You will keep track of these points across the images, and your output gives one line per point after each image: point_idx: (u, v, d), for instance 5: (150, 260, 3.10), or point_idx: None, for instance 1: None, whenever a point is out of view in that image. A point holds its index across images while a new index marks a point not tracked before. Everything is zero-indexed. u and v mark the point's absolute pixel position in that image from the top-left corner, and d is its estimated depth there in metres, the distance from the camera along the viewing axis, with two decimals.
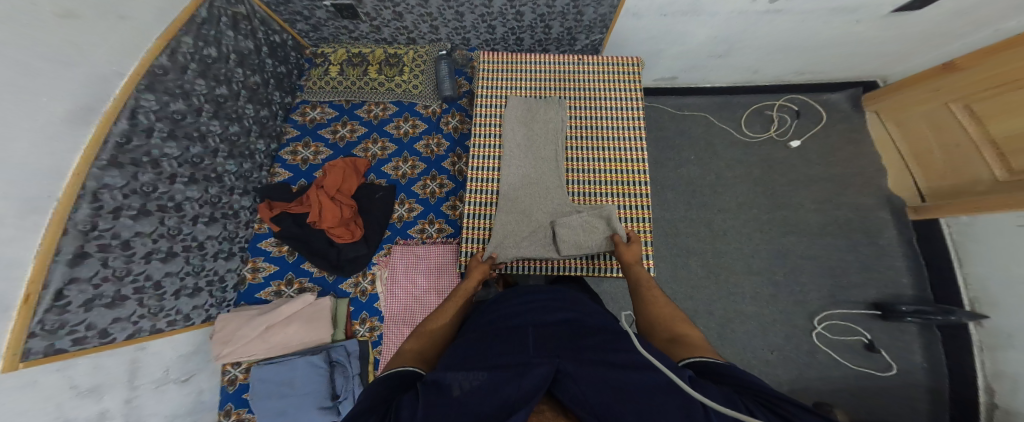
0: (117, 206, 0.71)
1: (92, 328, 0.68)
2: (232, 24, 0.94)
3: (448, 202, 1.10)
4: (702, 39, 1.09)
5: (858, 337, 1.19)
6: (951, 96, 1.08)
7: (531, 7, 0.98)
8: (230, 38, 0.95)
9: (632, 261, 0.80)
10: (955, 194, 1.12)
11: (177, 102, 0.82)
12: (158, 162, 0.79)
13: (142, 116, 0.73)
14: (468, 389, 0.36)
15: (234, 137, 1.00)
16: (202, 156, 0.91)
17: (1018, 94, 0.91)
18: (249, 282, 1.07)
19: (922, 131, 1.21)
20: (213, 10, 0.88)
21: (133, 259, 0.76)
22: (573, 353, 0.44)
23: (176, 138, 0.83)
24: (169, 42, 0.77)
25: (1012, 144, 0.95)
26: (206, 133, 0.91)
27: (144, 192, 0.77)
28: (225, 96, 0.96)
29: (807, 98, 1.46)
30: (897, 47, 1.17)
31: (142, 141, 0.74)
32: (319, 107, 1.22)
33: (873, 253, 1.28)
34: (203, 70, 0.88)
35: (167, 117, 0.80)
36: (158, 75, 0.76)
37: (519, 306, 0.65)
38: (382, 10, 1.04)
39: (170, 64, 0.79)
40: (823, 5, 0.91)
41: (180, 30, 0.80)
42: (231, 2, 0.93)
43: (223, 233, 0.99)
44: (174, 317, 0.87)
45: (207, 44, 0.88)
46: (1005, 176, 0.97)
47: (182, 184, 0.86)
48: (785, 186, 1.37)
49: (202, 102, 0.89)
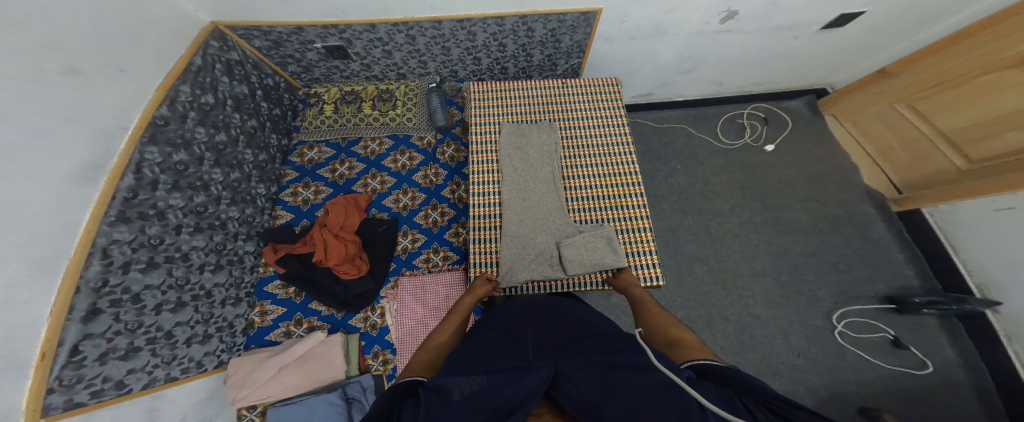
0: (126, 261, 0.68)
1: (108, 381, 0.65)
2: (226, 69, 0.97)
3: (451, 230, 1.09)
4: (668, 58, 1.18)
5: (883, 334, 1.16)
6: (894, 98, 1.21)
7: (512, 38, 1.06)
8: (226, 85, 0.98)
9: (627, 287, 0.83)
10: (927, 184, 1.19)
11: (179, 153, 0.82)
12: (164, 214, 0.78)
13: (146, 169, 0.73)
14: (469, 395, 0.34)
15: (236, 183, 1.00)
16: (206, 204, 0.90)
17: (957, 92, 1.02)
18: (258, 326, 1.01)
19: (880, 131, 1.31)
20: (207, 57, 0.92)
21: (143, 312, 0.72)
22: (576, 355, 0.42)
23: (180, 188, 0.82)
24: (168, 92, 0.79)
25: (962, 135, 1.05)
26: (209, 181, 0.91)
27: (152, 244, 0.74)
28: (224, 143, 0.97)
29: (773, 105, 1.56)
30: (840, 57, 1.28)
31: (148, 194, 0.73)
32: (316, 147, 1.24)
33: (870, 245, 1.29)
34: (202, 118, 0.89)
35: (172, 168, 0.80)
36: (160, 126, 0.77)
37: (518, 312, 0.62)
38: (372, 49, 1.10)
39: (171, 113, 0.80)
40: (766, 23, 1.02)
41: (178, 79, 0.82)
42: (224, 49, 0.97)
43: (229, 279, 0.95)
44: (187, 365, 0.83)
45: (204, 92, 0.90)
46: (966, 165, 1.06)
47: (188, 234, 0.84)
48: (772, 187, 1.41)
49: (203, 150, 0.89)
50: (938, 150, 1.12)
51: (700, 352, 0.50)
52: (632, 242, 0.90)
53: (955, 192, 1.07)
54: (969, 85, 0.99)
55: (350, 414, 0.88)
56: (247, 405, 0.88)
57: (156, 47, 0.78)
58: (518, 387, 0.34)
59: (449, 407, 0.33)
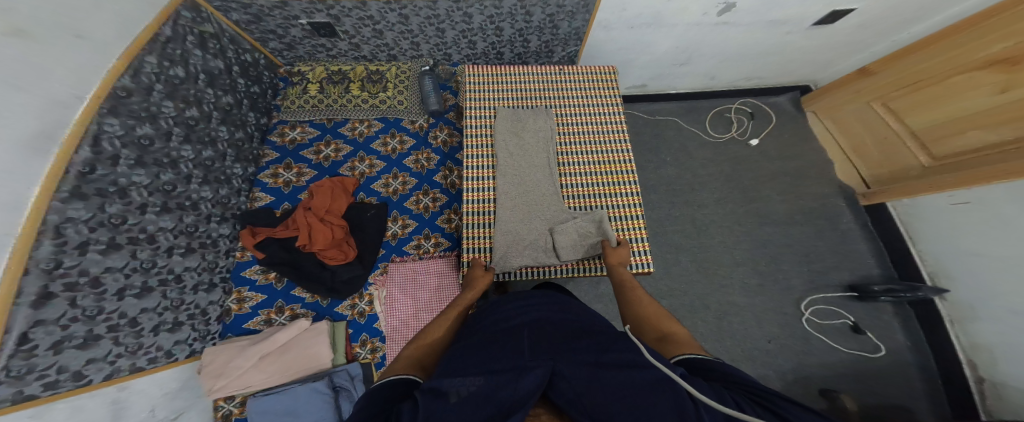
0: (83, 241, 0.63)
1: (65, 371, 0.60)
2: (198, 43, 0.90)
3: (443, 216, 1.07)
4: (664, 50, 1.19)
5: (844, 320, 1.25)
6: (871, 97, 1.28)
7: (510, 22, 1.03)
8: (197, 57, 0.90)
9: (616, 263, 0.81)
10: (894, 179, 1.27)
11: (143, 126, 0.76)
12: (126, 191, 0.72)
13: (105, 142, 0.67)
14: (468, 396, 0.33)
15: (209, 162, 0.94)
16: (175, 182, 0.85)
17: (928, 92, 1.10)
18: (236, 313, 0.97)
19: (856, 129, 1.38)
20: (178, 29, 0.84)
21: (104, 298, 0.68)
22: (572, 354, 0.41)
23: (144, 165, 0.76)
24: (132, 62, 0.72)
25: (930, 133, 1.13)
26: (178, 158, 0.85)
27: (112, 224, 0.69)
28: (196, 118, 0.91)
29: (758, 101, 1.60)
30: (823, 56, 1.34)
31: (108, 169, 0.68)
32: (298, 127, 1.17)
33: (839, 237, 1.38)
34: (169, 91, 0.83)
35: (134, 143, 0.74)
36: (121, 98, 0.70)
37: (517, 310, 0.60)
38: (362, 28, 1.05)
39: (134, 85, 0.73)
40: (761, 17, 1.04)
41: (142, 49, 0.74)
42: (196, 20, 0.89)
43: (202, 263, 0.91)
44: (156, 354, 0.79)
45: (173, 63, 0.83)
46: (930, 162, 1.14)
47: (155, 214, 0.79)
48: (753, 181, 1.47)
49: (171, 125, 0.83)
50: (906, 147, 1.20)
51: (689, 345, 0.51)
52: (626, 229, 0.92)
53: (917, 186, 1.15)
54: (939, 87, 1.07)
55: (337, 403, 0.87)
56: (227, 394, 0.86)
57: (125, 8, 0.71)
58: (517, 387, 0.34)
59: (447, 409, 0.31)
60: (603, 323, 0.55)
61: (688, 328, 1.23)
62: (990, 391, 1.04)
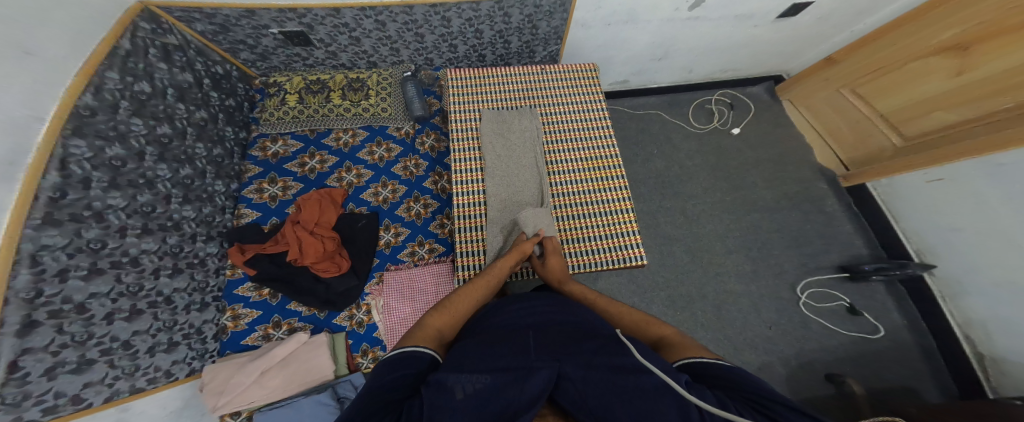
0: (62, 268, 0.61)
1: (62, 396, 0.59)
2: (163, 54, 0.89)
3: (435, 221, 1.06)
4: (640, 45, 1.22)
5: (840, 302, 1.27)
6: (840, 83, 1.33)
7: (488, 24, 1.05)
8: (163, 70, 0.89)
9: (558, 279, 0.79)
10: (870, 160, 1.31)
11: (113, 146, 0.74)
12: (103, 215, 0.70)
13: (74, 165, 0.65)
14: (475, 392, 0.32)
15: (187, 180, 0.93)
16: (154, 203, 0.82)
17: (893, 76, 1.15)
18: (232, 331, 0.93)
19: (830, 114, 1.43)
20: (138, 41, 0.83)
21: (93, 323, 0.65)
22: (575, 355, 0.40)
23: (119, 187, 0.74)
24: (92, 77, 0.70)
25: (899, 115, 1.18)
26: (154, 178, 0.83)
27: (92, 249, 0.67)
28: (169, 136, 0.89)
29: (735, 91, 1.65)
30: (792, 46, 1.40)
31: (80, 193, 0.66)
32: (280, 140, 1.16)
33: (825, 218, 1.41)
34: (137, 108, 0.81)
35: (105, 165, 0.72)
36: (85, 117, 0.68)
37: (521, 313, 0.57)
38: (338, 35, 1.05)
39: (97, 103, 0.71)
40: (730, 11, 1.08)
41: (102, 64, 0.73)
42: (157, 31, 0.88)
43: (191, 284, 0.88)
44: (154, 375, 0.77)
45: (136, 79, 0.82)
46: (902, 142, 1.19)
47: (136, 237, 0.77)
48: (739, 170, 1.50)
49: (143, 144, 0.81)
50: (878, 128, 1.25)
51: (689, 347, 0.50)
52: (617, 223, 0.93)
53: (890, 166, 1.20)
54: (903, 71, 1.12)
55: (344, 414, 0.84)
56: (229, 412, 0.83)
57: (76, 13, 0.69)
58: (524, 386, 0.33)
59: (453, 407, 0.30)
60: (600, 326, 0.54)
61: (689, 320, 1.24)
62: (993, 367, 1.04)
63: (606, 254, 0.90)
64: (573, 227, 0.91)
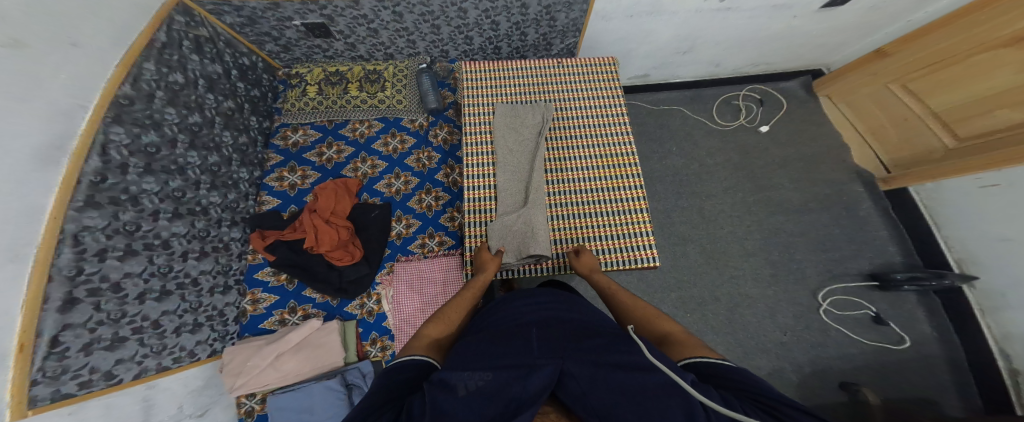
0: (101, 248, 0.66)
1: (96, 371, 0.63)
2: (195, 47, 0.92)
3: (446, 214, 1.08)
4: (664, 39, 1.16)
5: (865, 311, 1.21)
6: (887, 79, 1.22)
7: (505, 15, 1.02)
8: (196, 62, 0.93)
9: (588, 272, 0.80)
10: (917, 162, 1.22)
11: (148, 134, 0.78)
12: (137, 199, 0.75)
13: (114, 151, 0.70)
14: (476, 391, 0.32)
15: (215, 167, 0.97)
16: (183, 189, 0.87)
17: (951, 72, 1.04)
18: (251, 314, 0.99)
19: (873, 111, 1.32)
20: (173, 34, 0.86)
21: (126, 301, 0.70)
22: (580, 352, 0.39)
23: (153, 172, 0.79)
24: (131, 69, 0.74)
25: (954, 114, 1.08)
26: (184, 165, 0.88)
27: (127, 231, 0.72)
28: (199, 124, 0.93)
29: (767, 86, 1.55)
30: (834, 38, 1.29)
31: (118, 178, 0.70)
32: (300, 129, 1.19)
33: (857, 224, 1.32)
34: (171, 98, 0.85)
35: (141, 151, 0.76)
36: (124, 106, 0.73)
37: (524, 308, 0.58)
38: (357, 27, 1.05)
39: (136, 93, 0.76)
40: (765, 1, 1.00)
41: (140, 56, 0.77)
42: (191, 24, 0.91)
43: (216, 267, 0.93)
44: (179, 354, 0.82)
45: (172, 70, 0.85)
46: (954, 143, 1.10)
47: (167, 220, 0.82)
48: (764, 169, 1.43)
49: (175, 131, 0.86)
50: (929, 129, 1.15)
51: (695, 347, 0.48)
52: (629, 223, 0.91)
53: (944, 170, 1.10)
54: (963, 67, 1.01)
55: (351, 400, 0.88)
56: (246, 392, 0.88)
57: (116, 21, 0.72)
58: (529, 380, 0.32)
59: (455, 404, 0.30)
60: (609, 324, 0.53)
61: (698, 322, 1.21)
62: None
63: (615, 254, 0.88)
64: (583, 224, 0.90)
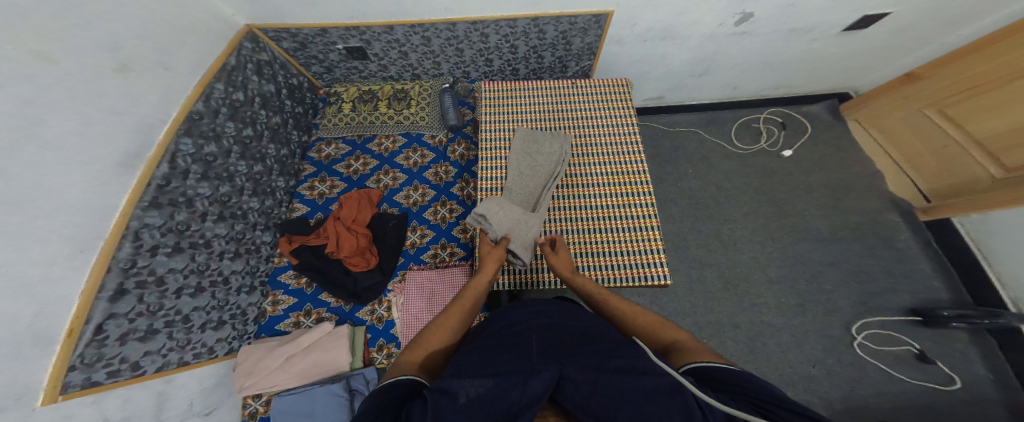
0: (155, 245, 0.72)
1: (125, 362, 0.67)
2: (256, 69, 1.03)
3: (459, 226, 1.10)
4: (679, 62, 1.19)
5: (906, 347, 1.11)
6: (922, 103, 1.19)
7: (523, 40, 1.08)
8: (255, 82, 1.03)
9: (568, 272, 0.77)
10: (959, 193, 1.15)
11: (210, 145, 0.87)
12: (192, 202, 0.82)
13: (180, 160, 0.78)
14: (477, 396, 0.31)
15: (259, 176, 1.04)
16: (230, 194, 0.94)
17: (987, 97, 1.01)
18: (270, 314, 1.03)
19: (908, 138, 1.28)
20: (241, 58, 0.98)
21: (166, 295, 0.75)
22: (582, 357, 0.37)
23: (208, 178, 0.87)
24: (205, 89, 0.85)
25: (997, 142, 1.02)
26: (234, 173, 0.96)
27: (178, 230, 0.78)
28: (250, 137, 1.01)
29: (789, 110, 1.53)
30: (859, 61, 1.27)
31: (179, 183, 0.78)
32: (333, 143, 1.27)
33: (894, 255, 1.24)
34: (232, 113, 0.94)
35: (202, 160, 0.85)
36: (195, 120, 0.82)
37: (527, 316, 0.57)
38: (390, 50, 1.14)
39: (205, 109, 0.85)
40: (782, 25, 1.02)
41: (214, 77, 0.88)
42: (255, 49, 1.03)
43: (246, 267, 0.98)
44: (199, 350, 0.85)
45: (236, 88, 0.95)
46: (1001, 174, 1.02)
47: (213, 222, 0.88)
48: (786, 194, 1.38)
49: (231, 143, 0.94)
50: (970, 156, 1.08)
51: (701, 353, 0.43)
52: (639, 241, 0.89)
53: (989, 200, 1.03)
54: (1000, 93, 0.98)
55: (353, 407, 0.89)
56: (253, 393, 0.90)
57: (197, 44, 0.86)
58: (529, 383, 0.32)
59: (454, 411, 0.29)
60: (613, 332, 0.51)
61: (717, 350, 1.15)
62: None
63: (626, 271, 0.87)
64: (593, 241, 0.90)
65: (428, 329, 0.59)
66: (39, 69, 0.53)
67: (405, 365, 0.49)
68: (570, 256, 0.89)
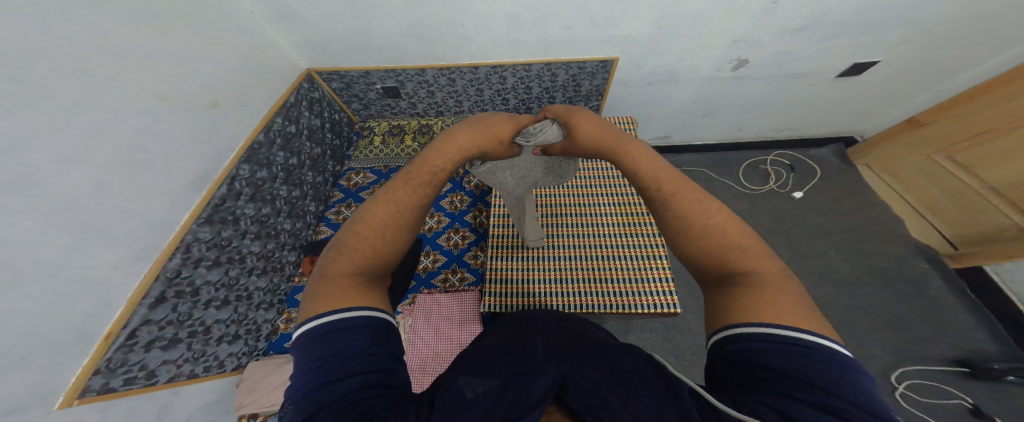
0: (199, 257, 0.78)
1: (146, 368, 0.68)
2: (308, 105, 1.15)
3: (470, 252, 1.11)
4: (683, 103, 1.27)
5: (957, 400, 0.99)
6: (930, 150, 1.23)
7: (538, 82, 1.19)
8: (306, 116, 1.14)
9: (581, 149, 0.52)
10: (987, 242, 1.13)
11: (262, 171, 0.96)
12: (238, 221, 0.88)
13: (238, 183, 0.87)
14: (485, 392, 0.30)
15: (295, 200, 1.10)
16: (270, 216, 1.00)
17: (1006, 143, 1.04)
18: (281, 332, 1.03)
19: (920, 183, 1.29)
20: (299, 97, 1.11)
21: (196, 305, 0.78)
22: (590, 356, 0.35)
23: (255, 200, 0.94)
24: (267, 122, 0.97)
25: (1015, 190, 1.04)
26: (276, 196, 1.02)
27: (221, 245, 0.83)
28: (295, 165, 1.10)
29: (795, 153, 1.57)
30: (859, 107, 1.33)
31: (232, 203, 0.86)
32: (362, 172, 1.35)
33: (928, 303, 1.17)
34: (285, 144, 1.05)
35: (253, 184, 0.93)
36: (256, 150, 0.93)
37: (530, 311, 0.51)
38: (421, 89, 1.25)
39: (265, 140, 0.96)
40: (778, 70, 1.10)
41: (275, 113, 1.01)
42: (311, 89, 1.16)
43: (268, 284, 1.00)
44: (211, 363, 0.84)
45: (291, 122, 1.08)
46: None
47: (250, 240, 0.93)
48: (801, 235, 1.37)
49: (279, 170, 1.03)
50: (993, 207, 1.09)
51: (790, 310, 0.27)
52: (649, 269, 0.94)
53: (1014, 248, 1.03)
54: (1010, 140, 1.03)
55: None
56: (251, 413, 0.86)
57: (270, 90, 1.00)
58: (530, 384, 0.31)
59: (461, 407, 0.28)
60: None
61: None
62: None
63: (634, 298, 0.90)
64: (602, 267, 0.96)
65: (363, 218, 0.38)
66: (124, 91, 0.62)
67: (341, 282, 0.34)
68: (582, 282, 0.94)
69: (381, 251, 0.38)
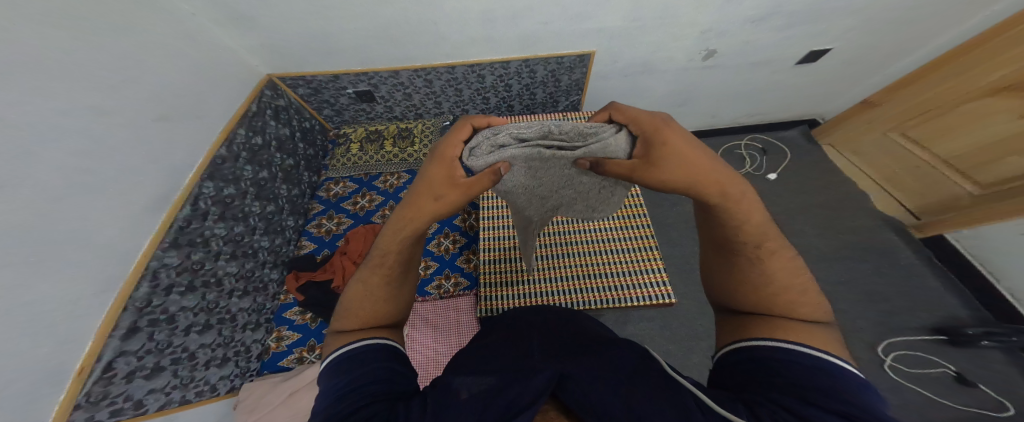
0: (169, 284, 0.73)
1: (128, 400, 0.65)
2: (274, 113, 1.11)
3: (461, 256, 1.09)
4: (660, 94, 1.29)
5: (942, 369, 1.04)
6: (887, 126, 1.31)
7: (516, 79, 1.18)
8: (272, 126, 1.09)
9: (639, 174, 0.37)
10: (946, 210, 1.20)
11: (229, 187, 0.90)
12: (208, 242, 0.83)
13: (202, 202, 0.82)
14: (481, 392, 0.28)
15: (271, 216, 1.05)
16: (244, 234, 0.94)
17: (942, 120, 1.13)
18: (273, 351, 0.97)
19: (882, 159, 1.36)
20: (261, 105, 1.06)
21: (175, 332, 0.74)
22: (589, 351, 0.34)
23: (225, 219, 0.88)
24: (228, 135, 0.92)
25: (963, 161, 1.11)
26: (248, 213, 0.97)
27: (193, 269, 0.78)
28: (266, 179, 1.04)
29: (767, 136, 1.63)
30: (821, 89, 1.40)
31: (199, 224, 0.80)
32: (341, 182, 1.30)
33: (902, 273, 1.23)
34: (251, 157, 1.00)
35: (221, 201, 0.87)
36: (218, 165, 0.88)
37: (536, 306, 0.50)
38: (395, 92, 1.23)
39: (228, 154, 0.91)
40: (745, 58, 1.15)
41: (236, 124, 0.95)
42: (274, 97, 1.12)
43: (253, 305, 0.95)
44: (202, 388, 0.80)
45: (255, 134, 1.02)
46: (978, 190, 1.09)
47: (225, 260, 0.87)
48: (780, 214, 1.42)
49: (248, 186, 0.97)
50: (946, 176, 1.17)
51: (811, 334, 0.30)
52: (641, 260, 0.95)
53: (971, 217, 1.10)
54: (946, 117, 1.11)
55: None
56: None
57: (231, 99, 0.95)
58: (527, 381, 0.29)
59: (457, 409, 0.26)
60: None
61: None
62: None
63: (628, 290, 0.91)
64: (595, 261, 0.96)
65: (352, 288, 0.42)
66: (66, 119, 0.57)
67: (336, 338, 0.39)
68: (577, 278, 0.93)
69: (366, 310, 0.41)
